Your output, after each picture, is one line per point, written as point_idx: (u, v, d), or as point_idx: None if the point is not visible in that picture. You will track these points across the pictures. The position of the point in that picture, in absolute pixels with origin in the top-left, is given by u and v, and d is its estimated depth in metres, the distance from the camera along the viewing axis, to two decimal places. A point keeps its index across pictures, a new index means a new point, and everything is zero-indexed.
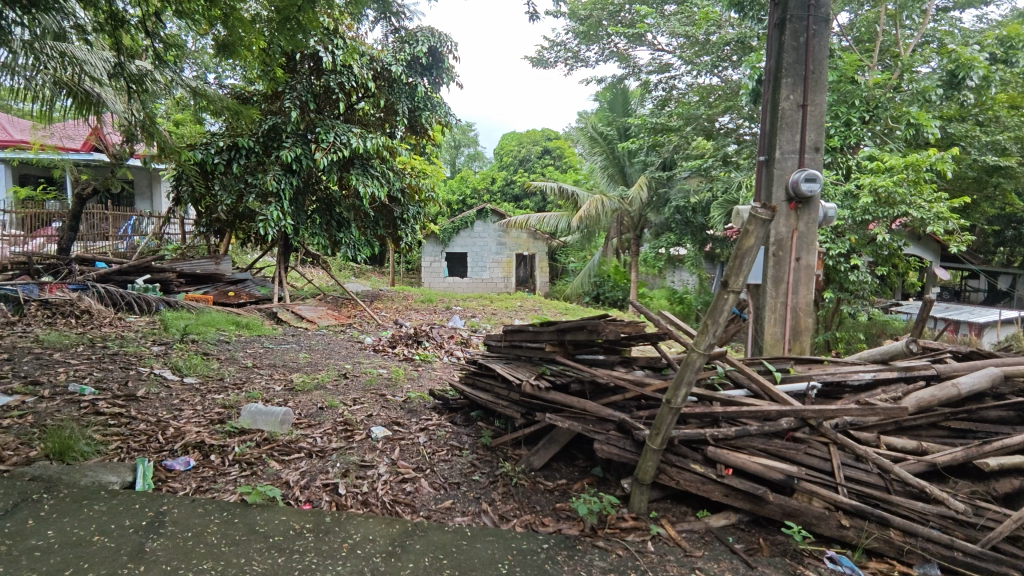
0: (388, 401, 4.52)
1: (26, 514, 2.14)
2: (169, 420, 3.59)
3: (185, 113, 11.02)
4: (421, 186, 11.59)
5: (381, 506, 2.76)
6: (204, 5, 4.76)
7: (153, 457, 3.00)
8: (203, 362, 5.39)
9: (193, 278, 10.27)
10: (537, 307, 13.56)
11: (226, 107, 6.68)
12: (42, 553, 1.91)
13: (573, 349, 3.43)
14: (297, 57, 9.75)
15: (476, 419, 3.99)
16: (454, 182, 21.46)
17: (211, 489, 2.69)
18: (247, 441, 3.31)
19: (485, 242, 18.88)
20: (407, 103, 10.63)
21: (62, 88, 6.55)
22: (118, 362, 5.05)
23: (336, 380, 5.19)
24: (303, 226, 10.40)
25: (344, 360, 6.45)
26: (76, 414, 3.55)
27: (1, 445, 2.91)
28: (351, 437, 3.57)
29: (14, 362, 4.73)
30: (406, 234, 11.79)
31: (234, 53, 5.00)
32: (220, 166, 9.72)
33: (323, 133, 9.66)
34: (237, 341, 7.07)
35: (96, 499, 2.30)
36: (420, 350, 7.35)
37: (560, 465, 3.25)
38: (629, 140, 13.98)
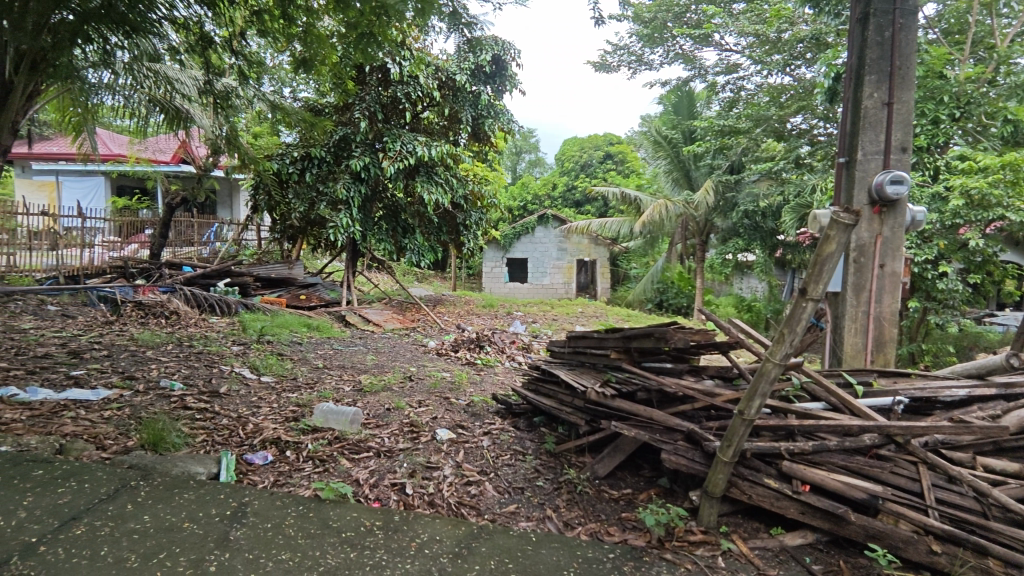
0: (452, 404, 4.59)
1: (126, 499, 2.31)
2: (249, 416, 3.79)
3: (263, 125, 11.64)
4: (483, 193, 11.78)
5: (447, 508, 2.81)
6: (283, 23, 5.03)
7: (235, 450, 3.18)
8: (278, 362, 5.67)
9: (268, 282, 10.81)
10: (600, 314, 13.43)
11: (302, 119, 7.05)
12: (139, 536, 2.05)
13: (639, 356, 3.38)
14: (366, 69, 10.11)
15: (539, 425, 3.98)
16: (515, 189, 21.67)
17: (288, 484, 2.82)
18: (320, 439, 3.44)
19: (546, 247, 18.89)
20: (471, 112, 10.85)
21: (155, 106, 7.34)
22: (202, 361, 5.40)
23: (402, 382, 5.32)
24: (370, 232, 10.76)
25: (409, 363, 6.63)
26: (167, 408, 3.81)
27: (103, 435, 3.15)
28: (417, 438, 3.66)
29: (112, 358, 5.14)
30: (469, 239, 11.97)
31: (311, 68, 5.27)
32: (295, 175, 10.23)
33: (390, 142, 9.98)
34: (309, 342, 7.41)
35: (186, 488, 2.46)
36: (482, 354, 7.45)
37: (625, 474, 3.21)
38: (696, 143, 13.63)
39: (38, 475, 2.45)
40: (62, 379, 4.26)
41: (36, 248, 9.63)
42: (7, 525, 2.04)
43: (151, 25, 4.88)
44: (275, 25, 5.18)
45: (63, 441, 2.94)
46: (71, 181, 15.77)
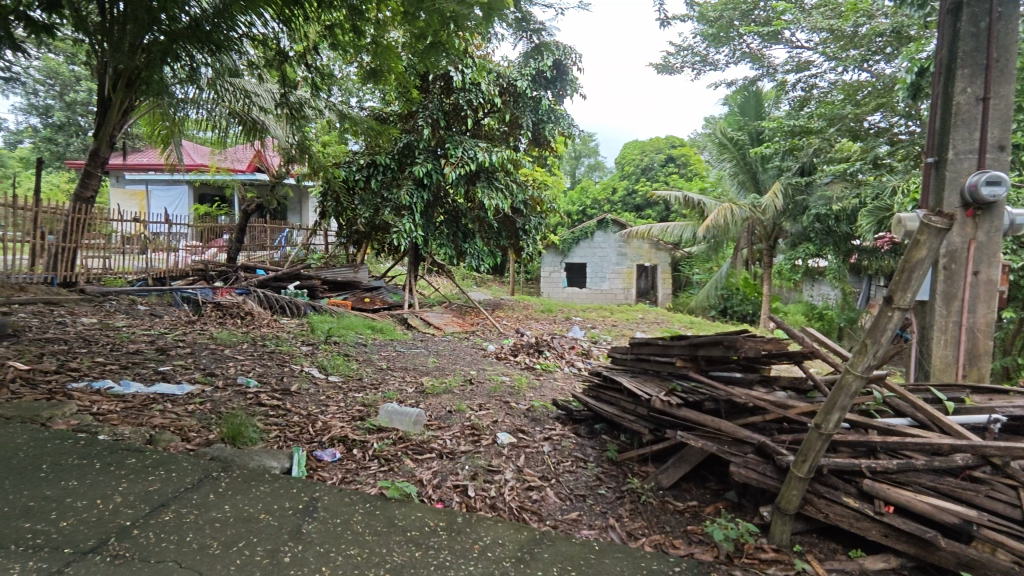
0: (512, 409, 4.61)
1: (209, 489, 2.45)
2: (318, 414, 3.94)
3: (332, 134, 12.11)
4: (542, 198, 11.81)
5: (509, 511, 2.82)
6: (353, 36, 5.22)
7: (306, 447, 3.31)
8: (344, 363, 5.88)
9: (335, 285, 11.22)
10: (661, 321, 13.15)
11: (368, 128, 7.30)
12: (221, 525, 2.16)
13: (706, 365, 3.30)
14: (430, 78, 10.36)
15: (600, 432, 3.93)
16: (575, 194, 21.62)
17: (355, 481, 2.91)
18: (385, 439, 3.53)
19: (605, 252, 18.67)
20: (532, 117, 10.91)
21: (234, 118, 7.91)
22: (275, 360, 5.66)
23: (463, 385, 5.39)
24: (432, 237, 10.97)
25: (469, 366, 6.71)
26: (244, 404, 4.02)
27: (187, 427, 3.36)
28: (478, 441, 3.69)
29: (194, 355, 5.48)
30: (528, 244, 12.02)
31: (381, 78, 5.47)
32: (361, 181, 10.60)
33: (452, 148, 10.17)
34: (373, 344, 7.64)
35: (262, 481, 2.58)
36: (542, 359, 7.44)
37: (690, 486, 3.13)
38: (763, 144, 13.15)
39: (131, 463, 2.63)
40: (152, 374, 4.57)
41: (129, 252, 10.39)
42: (106, 508, 2.21)
43: (234, 43, 5.17)
44: (346, 38, 5.40)
45: (153, 432, 3.14)
46: (159, 190, 17.04)
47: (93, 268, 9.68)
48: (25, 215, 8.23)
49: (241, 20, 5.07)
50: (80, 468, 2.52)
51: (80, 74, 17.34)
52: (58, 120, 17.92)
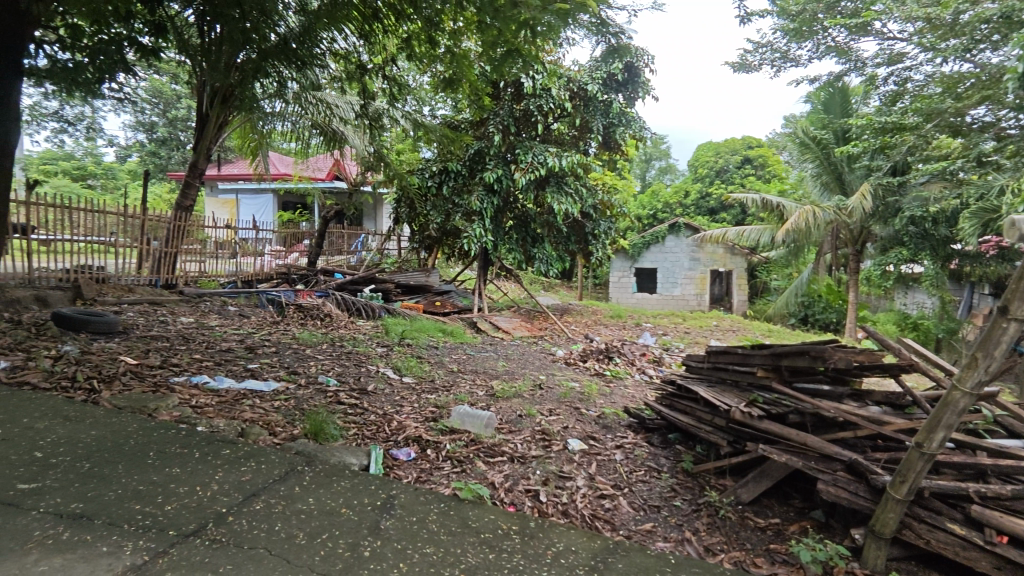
0: (582, 415, 4.57)
1: (295, 481, 2.58)
2: (394, 414, 4.07)
3: (406, 142, 12.49)
4: (612, 202, 11.67)
5: (581, 519, 2.80)
6: (427, 47, 5.37)
7: (383, 445, 3.43)
8: (417, 364, 6.05)
9: (408, 289, 11.56)
10: (737, 328, 12.64)
11: (441, 135, 7.46)
12: (306, 516, 2.27)
13: (790, 375, 3.15)
14: (501, 85, 10.47)
15: (674, 442, 3.82)
16: (645, 197, 21.24)
17: (430, 481, 2.98)
18: (457, 440, 3.59)
19: (677, 257, 18.18)
20: (602, 120, 10.79)
21: (315, 129, 8.41)
22: (352, 360, 5.90)
23: (532, 389, 5.40)
24: (501, 242, 11.10)
25: (538, 371, 6.73)
26: (324, 401, 4.21)
27: (275, 422, 3.56)
28: (549, 446, 3.68)
29: (279, 354, 5.81)
30: (597, 249, 11.93)
31: (456, 87, 5.58)
32: (434, 188, 10.92)
33: (522, 154, 10.25)
34: (444, 347, 7.81)
35: (343, 476, 2.69)
36: (611, 365, 7.34)
37: (772, 502, 2.99)
38: (850, 143, 12.38)
39: (225, 454, 2.81)
40: (242, 370, 4.88)
41: (221, 256, 11.15)
42: (205, 494, 2.37)
43: (317, 59, 5.40)
44: (421, 49, 5.54)
45: (244, 425, 3.35)
46: (248, 199, 18.21)
47: (191, 271, 10.48)
48: (134, 223, 8.98)
49: (324, 36, 5.34)
50: (181, 457, 2.72)
51: (181, 92, 18.80)
52: (162, 135, 19.55)
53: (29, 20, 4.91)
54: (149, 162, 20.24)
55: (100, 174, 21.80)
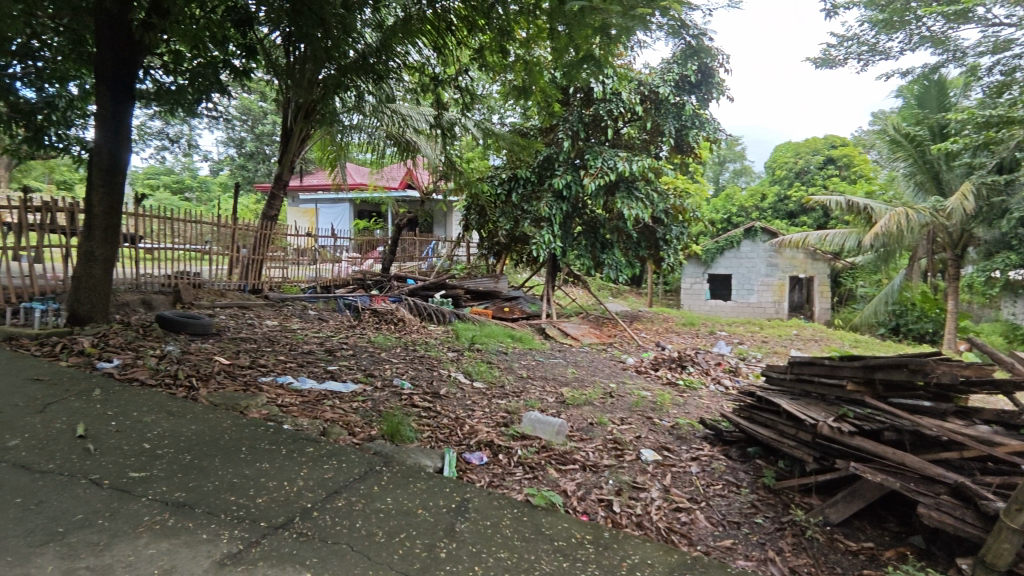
0: (655, 425, 4.47)
1: (373, 481, 2.67)
2: (465, 418, 4.14)
3: (476, 150, 12.70)
4: (685, 206, 11.37)
5: (656, 532, 2.73)
6: (498, 57, 5.44)
7: (456, 448, 3.49)
8: (487, 369, 6.12)
9: (477, 295, 11.72)
10: (820, 338, 11.97)
11: (512, 143, 7.50)
12: (384, 515, 2.35)
13: (884, 390, 2.97)
14: (571, 91, 10.44)
15: (754, 456, 3.66)
16: (719, 201, 20.54)
17: (502, 485, 3.00)
18: (529, 447, 3.60)
19: (753, 263, 17.37)
20: (674, 123, 10.53)
21: (390, 140, 8.77)
22: (425, 364, 6.05)
23: (603, 397, 5.33)
24: (570, 248, 11.06)
25: (608, 379, 6.64)
26: (399, 404, 4.34)
27: (354, 423, 3.70)
28: (621, 456, 3.63)
29: (357, 357, 6.04)
30: (669, 254, 11.64)
31: (528, 95, 5.60)
32: (503, 195, 11.08)
33: (592, 159, 10.18)
34: (513, 352, 7.86)
35: (419, 477, 2.76)
36: (685, 375, 7.14)
37: (865, 525, 2.80)
38: (948, 139, 11.46)
39: (310, 451, 2.96)
40: (323, 372, 5.12)
41: (302, 263, 11.77)
42: (291, 490, 2.50)
43: (390, 72, 5.57)
44: (491, 60, 5.63)
45: (326, 425, 3.51)
46: (326, 208, 19.12)
47: (275, 277, 11.12)
48: (225, 232, 9.64)
49: (398, 50, 5.50)
50: (270, 453, 2.89)
51: (267, 109, 20.04)
52: (250, 149, 20.89)
53: (140, 48, 5.37)
54: (238, 175, 21.66)
55: (196, 187, 23.55)
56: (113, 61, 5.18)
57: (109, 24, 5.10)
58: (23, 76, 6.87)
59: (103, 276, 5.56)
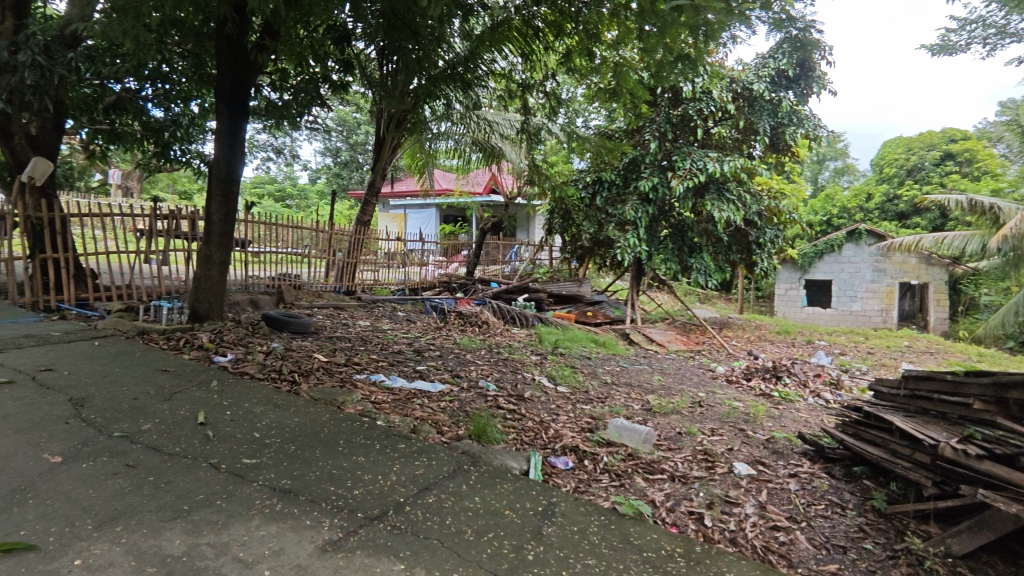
0: (749, 438, 4.26)
1: (462, 479, 2.73)
2: (550, 422, 4.14)
3: (560, 154, 12.71)
4: (781, 208, 10.75)
5: (752, 550, 2.60)
6: (584, 60, 5.41)
7: (541, 451, 3.50)
8: (571, 374, 6.09)
9: (560, 298, 11.72)
10: (936, 350, 10.91)
11: (597, 146, 7.41)
12: (473, 514, 2.40)
13: (1018, 411, 2.72)
14: (659, 91, 10.23)
15: (861, 476, 3.40)
16: (817, 202, 19.17)
17: (588, 492, 2.97)
18: (615, 453, 3.55)
19: (857, 268, 16.17)
20: (769, 121, 10.06)
21: (476, 146, 9.00)
22: (508, 366, 6.12)
23: (692, 407, 5.15)
24: (656, 252, 10.79)
25: (697, 387, 6.40)
26: (485, 405, 4.42)
27: (443, 421, 3.81)
28: (713, 468, 3.49)
29: (444, 357, 6.22)
30: (762, 258, 11.08)
31: (619, 98, 5.54)
32: (587, 199, 11.00)
33: (680, 160, 9.86)
34: (597, 357, 7.77)
35: (505, 479, 2.80)
36: (780, 386, 6.74)
37: (994, 560, 2.53)
38: None
39: (402, 447, 3.08)
40: (412, 371, 5.32)
41: (392, 266, 12.29)
42: (385, 483, 2.61)
43: (477, 78, 5.65)
44: (578, 63, 5.61)
45: (416, 423, 3.63)
46: (414, 214, 19.84)
47: (367, 280, 11.68)
48: (323, 237, 10.24)
49: (485, 57, 5.59)
50: (366, 447, 3.03)
51: (361, 120, 21.12)
52: (345, 158, 22.06)
53: (254, 67, 5.80)
54: (334, 183, 22.92)
55: (296, 195, 25.23)
56: (230, 82, 5.62)
57: (228, 48, 5.54)
58: (154, 97, 7.58)
59: (219, 277, 6.07)
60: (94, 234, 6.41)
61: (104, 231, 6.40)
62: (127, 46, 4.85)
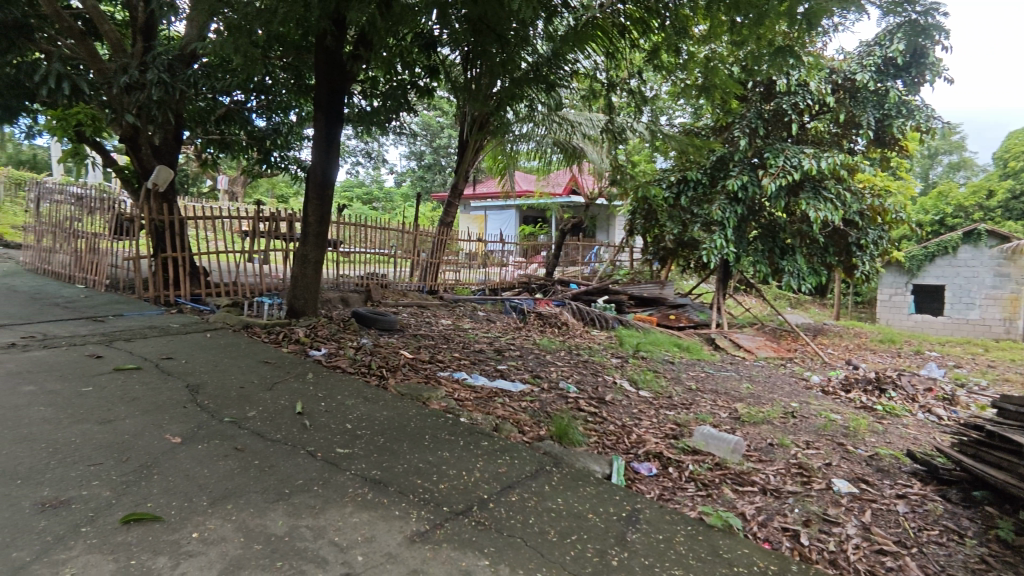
0: (849, 453, 3.98)
1: (544, 480, 2.74)
2: (632, 427, 4.06)
3: (642, 153, 12.45)
4: (886, 207, 9.90)
5: (855, 574, 2.43)
6: (670, 57, 5.23)
7: (623, 456, 3.44)
8: (654, 378, 5.93)
9: (641, 301, 11.47)
10: None
11: (682, 144, 7.19)
12: (556, 515, 2.40)
13: None
14: (750, 85, 9.79)
15: (983, 502, 3.08)
16: (927, 199, 17.50)
17: (673, 500, 2.89)
18: (701, 462, 3.43)
19: (975, 272, 14.68)
20: (875, 113, 9.36)
21: (556, 146, 9.00)
22: (589, 368, 6.06)
23: (784, 417, 4.87)
24: (744, 253, 10.31)
25: (789, 397, 6.05)
26: (566, 406, 4.40)
27: (524, 421, 3.83)
28: (809, 483, 3.29)
29: (524, 358, 6.25)
30: (864, 262, 10.32)
31: (711, 94, 5.35)
32: (671, 199, 10.68)
33: (772, 157, 9.38)
34: (680, 362, 7.54)
35: (588, 481, 2.78)
36: (884, 400, 6.23)
37: None
38: None
39: (485, 445, 3.12)
40: (493, 370, 5.39)
41: (472, 266, 12.54)
42: (470, 479, 2.67)
43: (559, 78, 5.59)
44: (664, 60, 5.46)
45: (498, 421, 3.67)
46: (494, 215, 20.14)
47: (449, 279, 11.98)
48: (408, 237, 10.62)
49: (568, 57, 5.54)
50: (450, 443, 3.11)
51: (444, 124, 21.76)
52: (428, 161, 22.76)
53: (349, 76, 6.05)
54: (418, 185, 23.69)
55: (382, 198, 26.36)
56: (327, 92, 5.89)
57: (326, 59, 5.80)
58: (257, 108, 8.16)
59: (314, 275, 6.43)
60: (206, 235, 6.99)
61: (214, 232, 6.96)
62: (236, 60, 5.22)
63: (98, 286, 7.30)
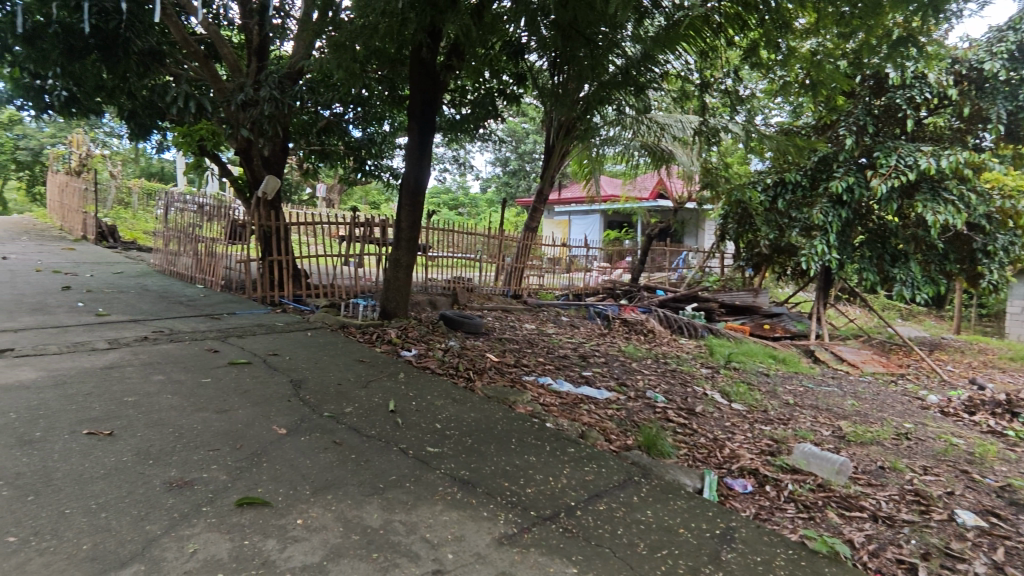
0: (975, 482, 3.59)
1: (632, 491, 2.68)
2: (725, 441, 3.88)
3: (735, 154, 11.94)
4: (1020, 209, 8.88)
5: None
6: (768, 54, 4.99)
7: (716, 471, 3.29)
8: (748, 391, 5.64)
9: (733, 309, 10.96)
10: None
11: (780, 143, 6.82)
12: (645, 527, 2.34)
13: None
14: (857, 79, 9.14)
15: None
16: None
17: (771, 521, 2.73)
18: (803, 482, 3.22)
19: None
20: (1006, 106, 8.45)
21: (644, 149, 8.85)
22: (677, 378, 5.87)
23: (896, 438, 4.48)
24: (849, 260, 9.60)
25: (901, 417, 5.55)
26: (654, 416, 4.28)
27: (610, 429, 3.76)
28: (927, 513, 2.99)
29: (609, 365, 6.16)
30: (991, 270, 9.31)
31: (815, 91, 5.04)
32: (767, 202, 10.14)
33: (883, 156, 8.68)
34: (776, 375, 7.13)
35: (678, 495, 2.69)
36: (1017, 425, 5.57)
37: None
38: None
39: (571, 452, 3.10)
40: (579, 377, 5.35)
41: (556, 271, 12.52)
42: (557, 485, 2.66)
43: (649, 80, 5.48)
44: (761, 56, 5.21)
45: (584, 428, 3.64)
46: (578, 220, 20.05)
47: (533, 284, 12.03)
48: (494, 242, 10.79)
49: (659, 58, 5.40)
50: (537, 447, 3.11)
51: (529, 130, 21.99)
52: (513, 167, 23.09)
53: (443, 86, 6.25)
54: (503, 191, 24.03)
55: (467, 204, 26.99)
56: (421, 101, 6.12)
57: (421, 70, 6.03)
58: (354, 119, 8.63)
59: (405, 279, 6.68)
60: (307, 240, 7.45)
61: (315, 237, 7.41)
62: (338, 76, 5.52)
63: (214, 286, 7.96)
